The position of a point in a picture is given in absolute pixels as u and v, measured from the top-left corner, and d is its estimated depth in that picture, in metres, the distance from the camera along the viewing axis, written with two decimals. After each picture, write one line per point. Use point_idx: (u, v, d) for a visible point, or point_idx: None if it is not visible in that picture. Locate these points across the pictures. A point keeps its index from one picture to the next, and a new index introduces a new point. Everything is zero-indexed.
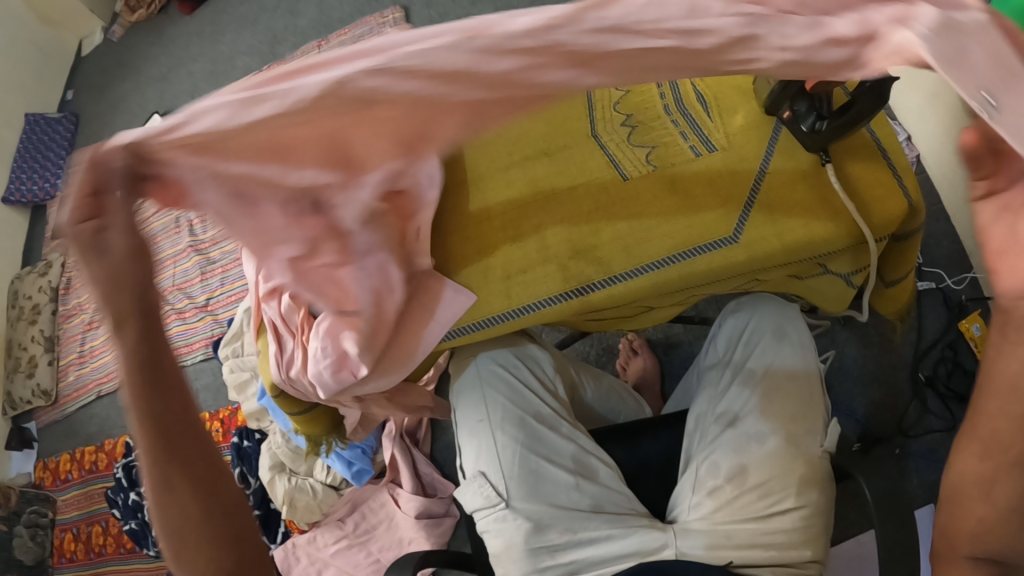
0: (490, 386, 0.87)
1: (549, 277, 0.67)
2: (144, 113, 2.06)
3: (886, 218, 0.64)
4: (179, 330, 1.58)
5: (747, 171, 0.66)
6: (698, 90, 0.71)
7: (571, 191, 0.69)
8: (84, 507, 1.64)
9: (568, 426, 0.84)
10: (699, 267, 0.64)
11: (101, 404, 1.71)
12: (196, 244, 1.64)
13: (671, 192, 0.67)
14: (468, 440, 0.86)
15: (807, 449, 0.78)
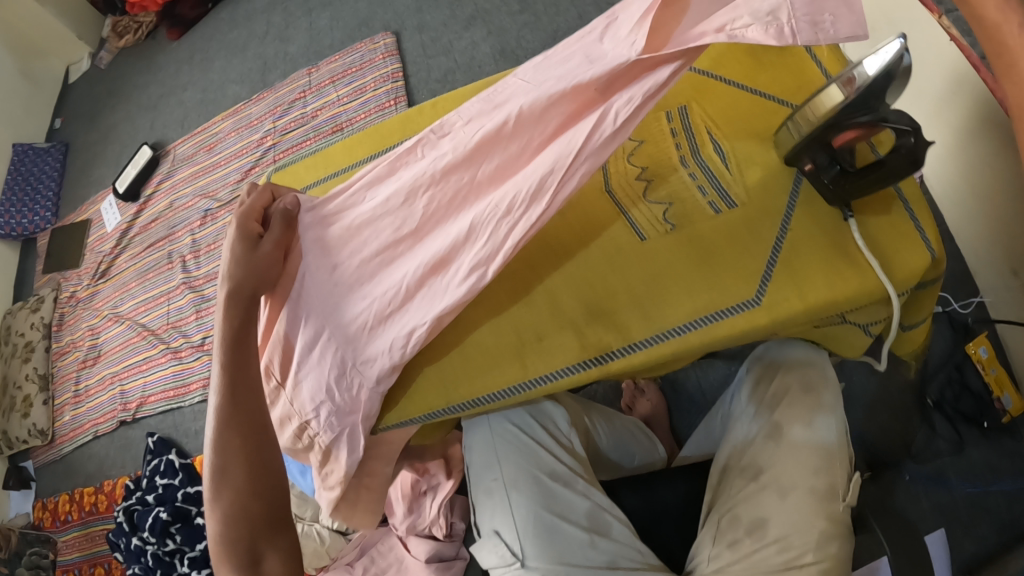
0: (503, 445, 0.87)
1: (566, 343, 0.70)
2: (133, 143, 2.02)
3: (907, 272, 0.66)
4: (176, 370, 1.55)
5: (772, 219, 0.69)
6: (716, 138, 0.74)
7: (595, 246, 0.73)
8: (85, 548, 1.62)
9: (582, 481, 0.83)
10: (719, 331, 0.66)
11: (99, 444, 1.68)
12: (190, 281, 1.61)
13: (690, 249, 0.70)
14: (484, 499, 0.86)
15: (830, 504, 0.75)
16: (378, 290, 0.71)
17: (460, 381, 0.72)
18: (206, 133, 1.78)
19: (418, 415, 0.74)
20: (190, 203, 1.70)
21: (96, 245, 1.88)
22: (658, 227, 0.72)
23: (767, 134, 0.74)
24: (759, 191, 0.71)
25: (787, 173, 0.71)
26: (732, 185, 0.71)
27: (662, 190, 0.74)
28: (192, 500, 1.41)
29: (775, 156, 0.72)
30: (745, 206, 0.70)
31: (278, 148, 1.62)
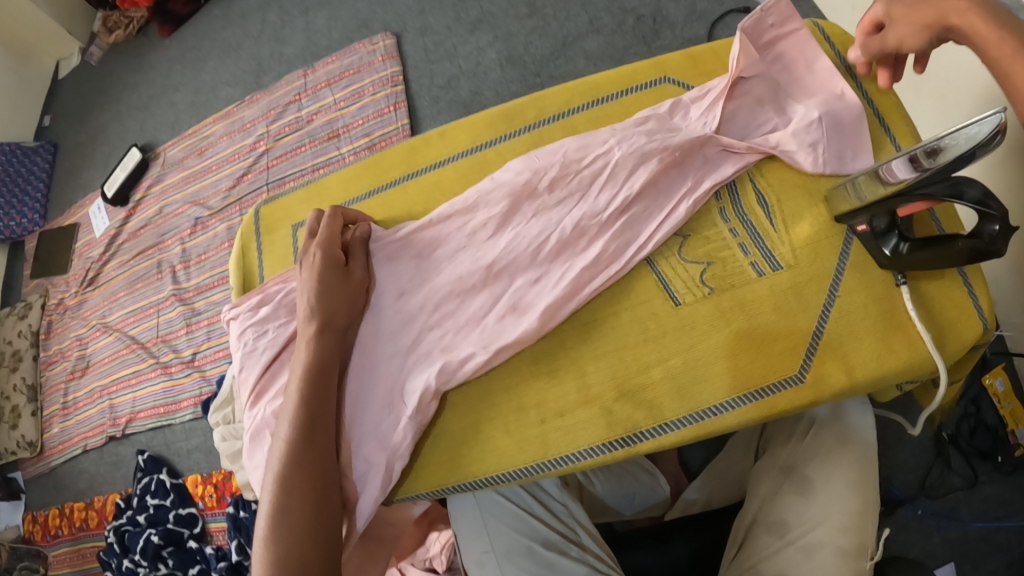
0: (492, 515, 0.82)
1: (593, 423, 0.75)
2: (124, 144, 1.96)
3: (958, 342, 0.73)
4: (166, 386, 1.50)
5: (818, 286, 0.74)
6: (762, 194, 0.79)
7: (628, 314, 0.77)
8: (76, 565, 1.58)
9: (579, 549, 0.78)
10: (761, 407, 0.72)
11: (89, 459, 1.64)
12: (180, 293, 1.56)
13: (732, 317, 0.74)
14: (477, 572, 0.80)
15: (859, 562, 0.70)
16: (446, 323, 0.79)
17: (494, 448, 0.77)
18: (197, 137, 1.71)
19: (459, 483, 0.78)
20: (180, 211, 1.64)
21: (84, 251, 1.81)
22: (698, 291, 0.76)
23: (815, 189, 0.78)
24: (808, 252, 0.75)
25: (838, 232, 0.76)
26: (778, 246, 0.76)
27: (701, 247, 0.78)
28: (184, 522, 1.38)
29: (824, 212, 0.77)
30: (791, 270, 0.75)
31: (271, 154, 1.56)
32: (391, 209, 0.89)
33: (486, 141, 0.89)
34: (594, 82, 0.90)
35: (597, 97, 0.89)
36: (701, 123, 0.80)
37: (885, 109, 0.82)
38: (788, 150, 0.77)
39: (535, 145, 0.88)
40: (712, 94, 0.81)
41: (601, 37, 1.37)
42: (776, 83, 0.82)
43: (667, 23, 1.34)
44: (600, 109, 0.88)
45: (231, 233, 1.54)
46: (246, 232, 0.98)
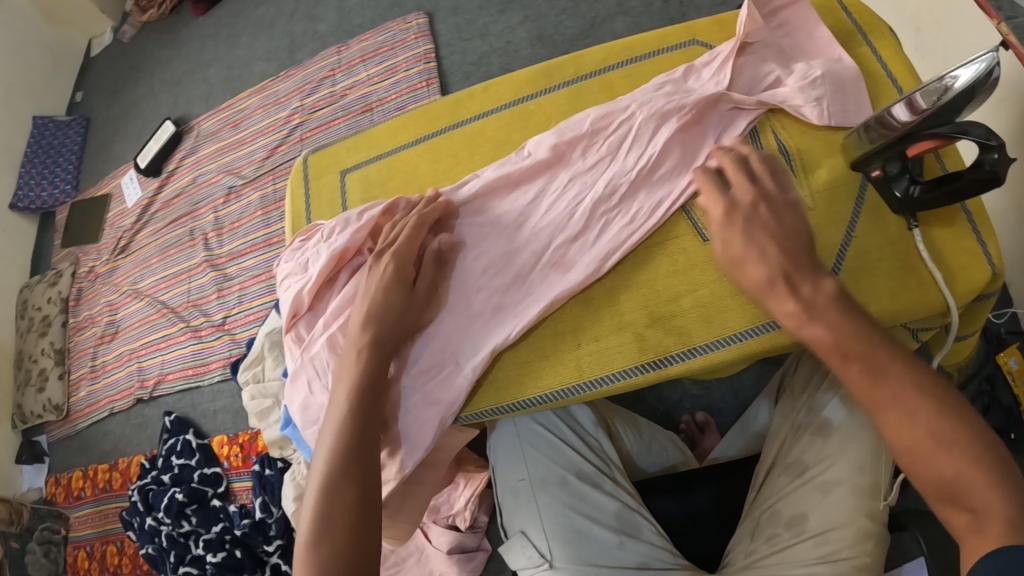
0: (531, 444, 0.87)
1: (626, 347, 0.77)
2: (156, 118, 2.00)
3: (969, 285, 0.74)
4: (195, 349, 1.53)
5: (838, 225, 0.76)
6: (783, 143, 0.80)
7: (657, 250, 0.79)
8: (98, 525, 1.61)
9: (611, 483, 0.82)
10: (787, 335, 0.73)
11: (114, 422, 1.67)
12: (212, 259, 1.59)
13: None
14: (509, 497, 0.85)
15: (873, 501, 0.72)
16: (492, 281, 0.80)
17: (535, 374, 0.79)
18: (232, 110, 1.75)
19: (505, 404, 0.80)
20: (214, 180, 1.68)
21: (115, 220, 1.85)
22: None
23: (835, 137, 0.80)
24: (826, 195, 0.77)
25: (854, 178, 0.78)
26: (799, 190, 0.78)
27: None
28: (208, 482, 1.41)
29: (843, 159, 0.78)
30: (811, 212, 0.77)
31: (306, 126, 1.60)
32: (435, 157, 0.93)
33: (529, 94, 0.92)
34: (630, 42, 0.92)
35: (633, 56, 0.91)
36: (714, 82, 0.82)
37: (899, 71, 0.84)
38: (795, 105, 0.79)
39: (573, 100, 0.90)
40: (720, 55, 0.83)
41: (629, 18, 1.39)
42: (802, 47, 0.85)
43: (694, 7, 1.34)
44: (635, 67, 0.90)
45: (263, 202, 1.57)
46: (295, 182, 1.03)
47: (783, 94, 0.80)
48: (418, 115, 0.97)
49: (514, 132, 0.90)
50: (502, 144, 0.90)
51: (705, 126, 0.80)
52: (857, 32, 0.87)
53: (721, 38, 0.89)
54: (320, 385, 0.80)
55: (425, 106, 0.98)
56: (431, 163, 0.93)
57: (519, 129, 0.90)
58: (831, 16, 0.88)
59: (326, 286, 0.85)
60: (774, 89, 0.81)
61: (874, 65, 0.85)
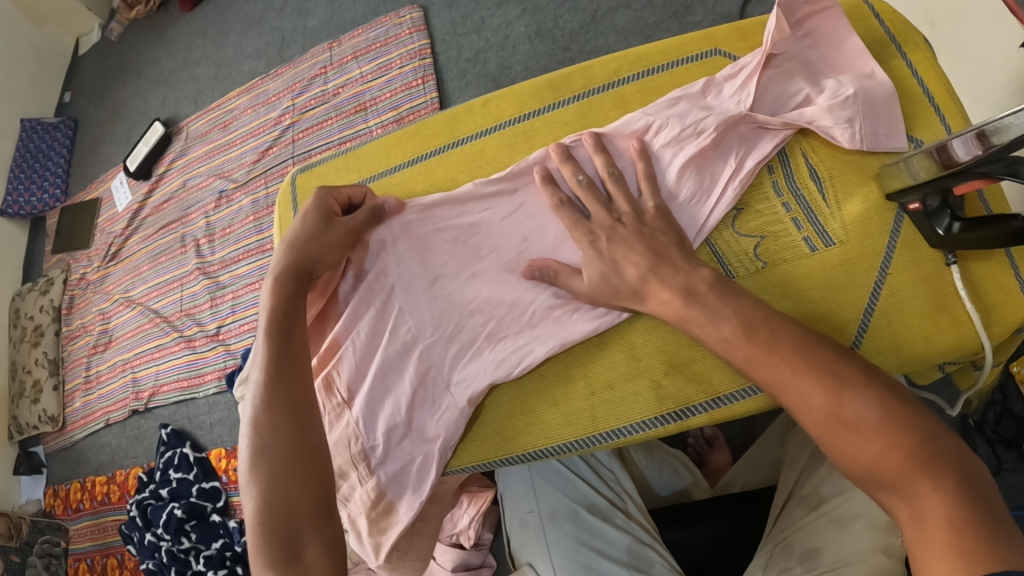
0: (543, 477, 0.84)
1: (642, 397, 0.72)
2: (145, 120, 1.95)
3: (1005, 324, 0.69)
4: (189, 360, 1.49)
5: (870, 262, 0.71)
6: (814, 168, 0.75)
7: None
8: (97, 538, 1.58)
9: (623, 516, 0.79)
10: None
11: (110, 433, 1.63)
12: (204, 267, 1.55)
13: (783, 294, 0.72)
14: (517, 529, 0.82)
15: (891, 536, 0.69)
16: (496, 317, 0.76)
17: (547, 423, 0.75)
18: (221, 110, 1.69)
19: (512, 455, 0.76)
20: (204, 184, 1.63)
21: (106, 226, 1.80)
22: (751, 264, 0.74)
23: (869, 165, 0.74)
24: (859, 229, 0.72)
25: (888, 209, 0.72)
26: (829, 222, 0.73)
27: (753, 220, 0.75)
28: (207, 496, 1.37)
29: (876, 189, 0.73)
30: (843, 246, 0.72)
31: (297, 128, 1.54)
32: (434, 177, 0.87)
33: (534, 109, 0.87)
34: (642, 52, 0.86)
35: (648, 67, 0.85)
36: (733, 101, 0.76)
37: (935, 89, 0.78)
38: (824, 126, 0.73)
39: (584, 115, 0.84)
40: (746, 68, 0.76)
41: (631, 11, 1.32)
42: (829, 59, 0.79)
43: None
44: (649, 79, 0.84)
45: (255, 206, 1.52)
46: (284, 205, 0.97)
47: (811, 114, 0.74)
48: (417, 130, 0.92)
49: (518, 149, 0.85)
50: (507, 162, 0.85)
51: (724, 149, 0.75)
52: (890, 43, 0.81)
53: (739, 45, 0.84)
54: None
55: (425, 119, 0.93)
56: (428, 184, 0.87)
57: (524, 145, 0.85)
58: (861, 24, 0.82)
59: (319, 323, 0.81)
60: (801, 109, 0.75)
61: (909, 81, 0.79)
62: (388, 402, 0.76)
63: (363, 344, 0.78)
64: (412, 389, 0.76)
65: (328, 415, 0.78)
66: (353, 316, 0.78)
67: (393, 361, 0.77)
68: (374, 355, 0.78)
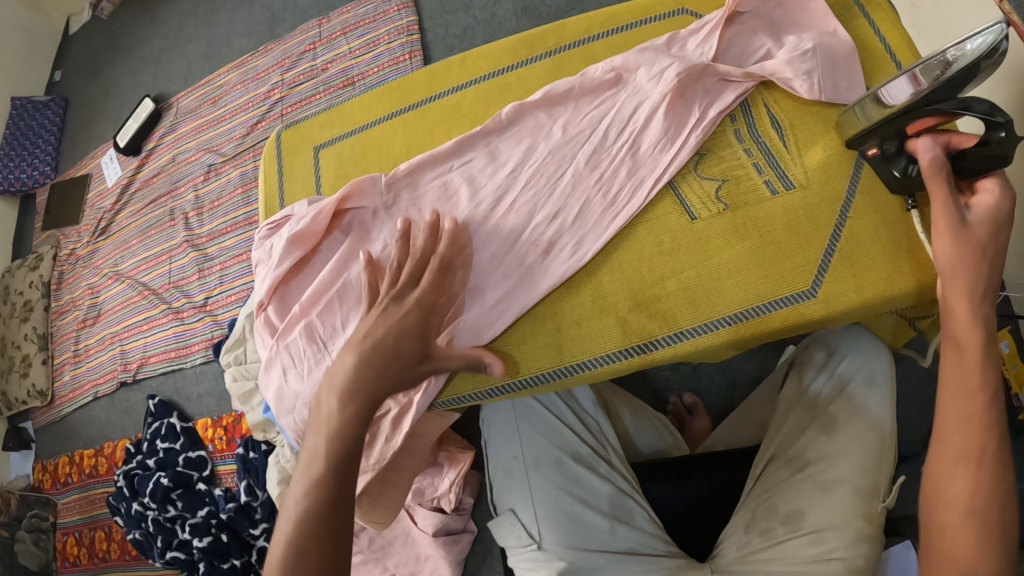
0: (527, 421, 0.82)
1: (608, 332, 0.74)
2: (136, 97, 1.95)
3: None
4: (177, 331, 1.50)
5: (830, 206, 0.73)
6: (776, 118, 0.76)
7: (640, 228, 0.75)
8: (86, 512, 1.59)
9: (608, 467, 0.79)
10: (774, 321, 0.71)
11: (99, 406, 1.63)
12: (193, 239, 1.55)
13: (745, 233, 0.73)
14: (502, 475, 0.82)
15: (871, 502, 0.74)
16: (468, 261, 0.76)
17: (517, 356, 0.76)
18: (211, 85, 1.70)
19: (481, 390, 0.79)
20: (194, 158, 1.63)
21: (96, 201, 1.80)
22: (712, 208, 0.74)
23: (828, 114, 0.76)
24: (821, 173, 0.74)
25: (848, 155, 0.74)
26: (791, 167, 0.75)
27: (717, 165, 0.76)
28: (194, 465, 1.38)
29: (837, 137, 0.75)
30: (803, 191, 0.73)
31: (286, 102, 1.55)
32: (413, 132, 0.89)
33: (508, 66, 0.88)
34: (614, 12, 0.87)
35: (617, 26, 0.86)
36: (698, 52, 0.78)
37: (898, 46, 0.80)
38: (785, 79, 0.75)
39: (555, 71, 0.86)
40: (708, 24, 0.78)
41: None
42: (796, 19, 0.81)
43: None
44: (619, 37, 0.86)
45: (243, 178, 1.53)
46: (269, 159, 0.99)
47: (772, 67, 0.76)
48: (393, 92, 0.93)
49: (489, 106, 0.86)
50: (480, 117, 0.86)
51: (688, 100, 0.76)
52: (855, 5, 0.83)
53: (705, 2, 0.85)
54: (296, 373, 0.78)
55: (398, 80, 0.94)
56: (406, 139, 0.89)
57: (495, 102, 0.86)
58: None
59: (299, 270, 0.82)
60: (764, 62, 0.77)
61: (872, 39, 0.81)
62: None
63: (348, 295, 0.77)
64: None
65: (307, 360, 0.77)
66: (337, 267, 0.78)
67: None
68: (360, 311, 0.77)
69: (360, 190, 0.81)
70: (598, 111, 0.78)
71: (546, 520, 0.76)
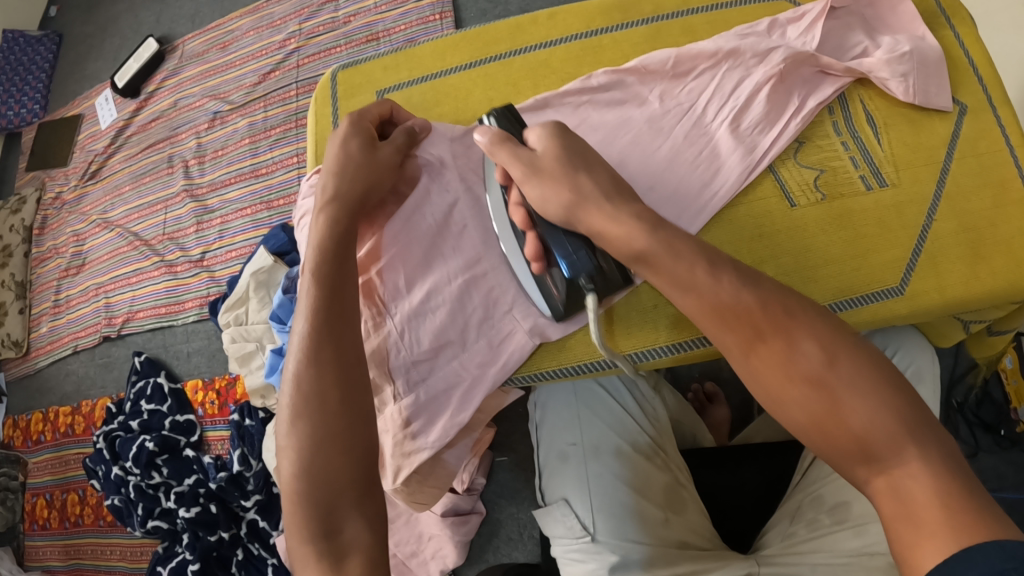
0: (589, 408, 0.78)
1: (658, 324, 0.69)
2: (136, 37, 1.82)
3: None
4: (169, 286, 1.41)
5: (914, 207, 0.67)
6: (870, 115, 0.71)
7: (739, 209, 0.69)
8: (58, 472, 1.49)
9: (664, 458, 0.74)
10: (863, 315, 0.65)
11: (78, 361, 1.53)
12: (192, 189, 1.46)
13: (841, 226, 0.68)
14: (557, 461, 0.76)
15: None
16: None
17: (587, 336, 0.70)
18: (220, 30, 1.58)
19: (545, 370, 0.71)
20: (198, 104, 1.52)
21: (87, 143, 1.69)
22: (809, 196, 0.69)
23: (922, 114, 0.71)
24: (913, 171, 0.69)
25: (941, 150, 0.69)
26: (882, 164, 0.69)
27: (814, 155, 0.70)
28: (181, 430, 1.29)
29: (930, 137, 0.70)
30: (896, 189, 0.68)
31: (302, 53, 1.45)
32: (492, 84, 0.81)
33: (601, 27, 0.81)
34: None
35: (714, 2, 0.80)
36: (798, 42, 0.72)
37: (981, 60, 0.73)
38: (880, 78, 0.69)
39: (649, 41, 0.79)
40: (809, 13, 0.72)
41: None
42: (887, 19, 0.75)
43: None
44: (719, 13, 0.79)
45: (252, 129, 1.43)
46: (321, 99, 0.88)
47: (868, 64, 0.70)
48: (468, 41, 0.84)
49: (580, 65, 0.80)
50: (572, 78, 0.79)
51: (788, 86, 0.71)
52: (940, 15, 0.75)
53: None
54: None
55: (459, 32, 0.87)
56: (486, 90, 0.81)
57: (582, 64, 0.80)
58: None
59: None
60: (860, 59, 0.71)
61: (955, 51, 0.74)
62: (441, 314, 0.70)
63: (411, 252, 0.71)
64: (460, 290, 0.70)
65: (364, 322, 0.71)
66: (398, 217, 0.71)
67: (449, 275, 0.71)
68: (424, 268, 0.71)
69: (426, 136, 0.74)
70: (692, 92, 0.72)
71: (599, 510, 0.70)
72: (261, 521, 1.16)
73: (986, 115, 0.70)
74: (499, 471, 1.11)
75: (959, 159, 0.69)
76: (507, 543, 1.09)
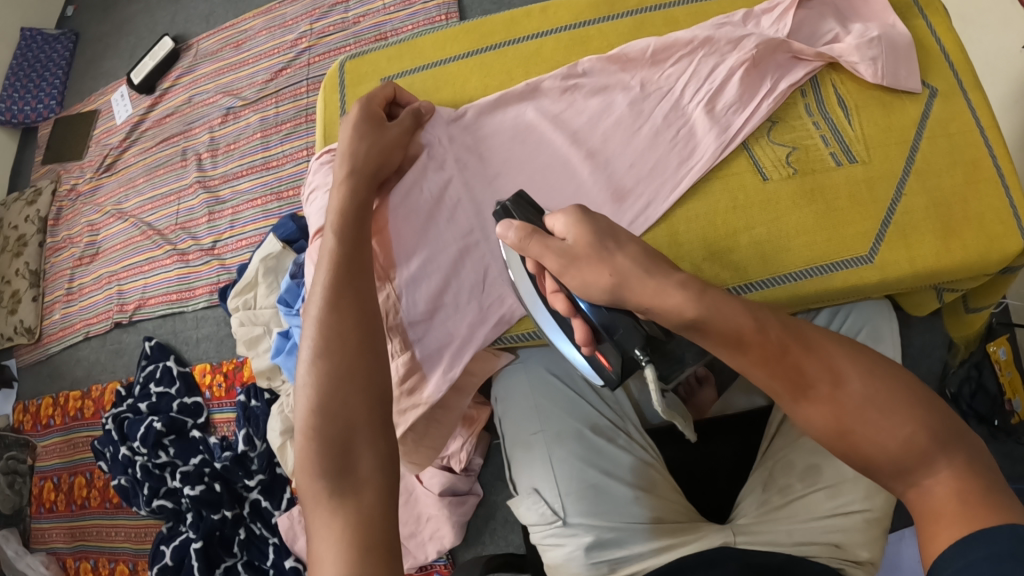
0: (545, 396, 0.80)
1: None
2: (152, 35, 1.88)
3: (1002, 254, 0.69)
4: (181, 274, 1.45)
5: (884, 182, 0.72)
6: (842, 98, 0.76)
7: (716, 183, 0.74)
8: (66, 456, 1.53)
9: (626, 438, 0.77)
10: (834, 280, 0.70)
11: (89, 347, 1.58)
12: (204, 180, 1.51)
13: (812, 200, 0.72)
14: (522, 450, 0.79)
15: None
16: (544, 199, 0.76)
17: None
18: (234, 29, 1.64)
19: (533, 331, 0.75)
20: (211, 100, 1.58)
21: (102, 138, 1.74)
22: (782, 171, 0.74)
23: (892, 96, 0.75)
24: (883, 150, 0.73)
25: (912, 129, 0.74)
26: (853, 142, 0.74)
27: (787, 134, 0.75)
28: (188, 412, 1.34)
29: (901, 117, 0.74)
30: (866, 165, 0.73)
31: (313, 51, 1.50)
32: (490, 73, 0.86)
33: (589, 19, 0.86)
34: None
35: None
36: (772, 30, 0.77)
37: (952, 48, 0.77)
38: (850, 62, 0.75)
39: (635, 31, 0.84)
40: (781, 4, 0.78)
41: None
42: (858, 9, 0.80)
43: None
44: (701, 5, 0.84)
45: (263, 124, 1.49)
46: (329, 89, 0.93)
47: (840, 50, 0.75)
48: (468, 29, 0.89)
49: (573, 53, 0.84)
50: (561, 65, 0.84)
51: (762, 71, 0.76)
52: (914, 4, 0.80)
53: None
54: None
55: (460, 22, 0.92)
56: (482, 78, 0.86)
57: (575, 51, 0.84)
58: None
59: None
60: (832, 44, 0.77)
61: (927, 38, 0.78)
62: (437, 280, 0.75)
63: (409, 222, 0.76)
64: (455, 259, 0.76)
65: None
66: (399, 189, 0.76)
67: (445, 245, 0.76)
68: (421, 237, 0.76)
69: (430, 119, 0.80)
70: (672, 77, 0.78)
71: (569, 496, 0.74)
72: (264, 501, 1.20)
73: (957, 98, 0.75)
74: (497, 454, 1.15)
75: (929, 138, 0.73)
76: (503, 524, 1.12)
